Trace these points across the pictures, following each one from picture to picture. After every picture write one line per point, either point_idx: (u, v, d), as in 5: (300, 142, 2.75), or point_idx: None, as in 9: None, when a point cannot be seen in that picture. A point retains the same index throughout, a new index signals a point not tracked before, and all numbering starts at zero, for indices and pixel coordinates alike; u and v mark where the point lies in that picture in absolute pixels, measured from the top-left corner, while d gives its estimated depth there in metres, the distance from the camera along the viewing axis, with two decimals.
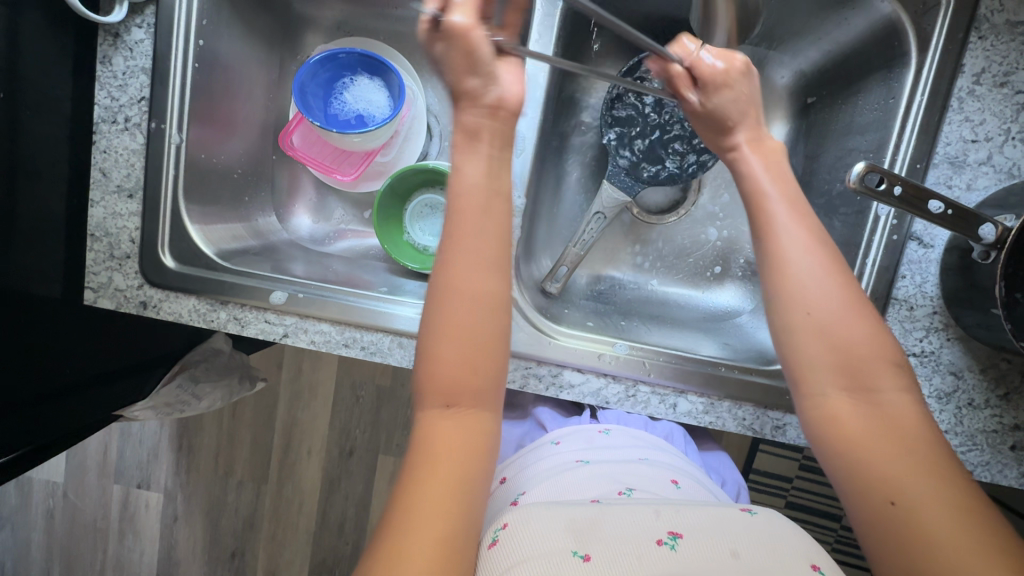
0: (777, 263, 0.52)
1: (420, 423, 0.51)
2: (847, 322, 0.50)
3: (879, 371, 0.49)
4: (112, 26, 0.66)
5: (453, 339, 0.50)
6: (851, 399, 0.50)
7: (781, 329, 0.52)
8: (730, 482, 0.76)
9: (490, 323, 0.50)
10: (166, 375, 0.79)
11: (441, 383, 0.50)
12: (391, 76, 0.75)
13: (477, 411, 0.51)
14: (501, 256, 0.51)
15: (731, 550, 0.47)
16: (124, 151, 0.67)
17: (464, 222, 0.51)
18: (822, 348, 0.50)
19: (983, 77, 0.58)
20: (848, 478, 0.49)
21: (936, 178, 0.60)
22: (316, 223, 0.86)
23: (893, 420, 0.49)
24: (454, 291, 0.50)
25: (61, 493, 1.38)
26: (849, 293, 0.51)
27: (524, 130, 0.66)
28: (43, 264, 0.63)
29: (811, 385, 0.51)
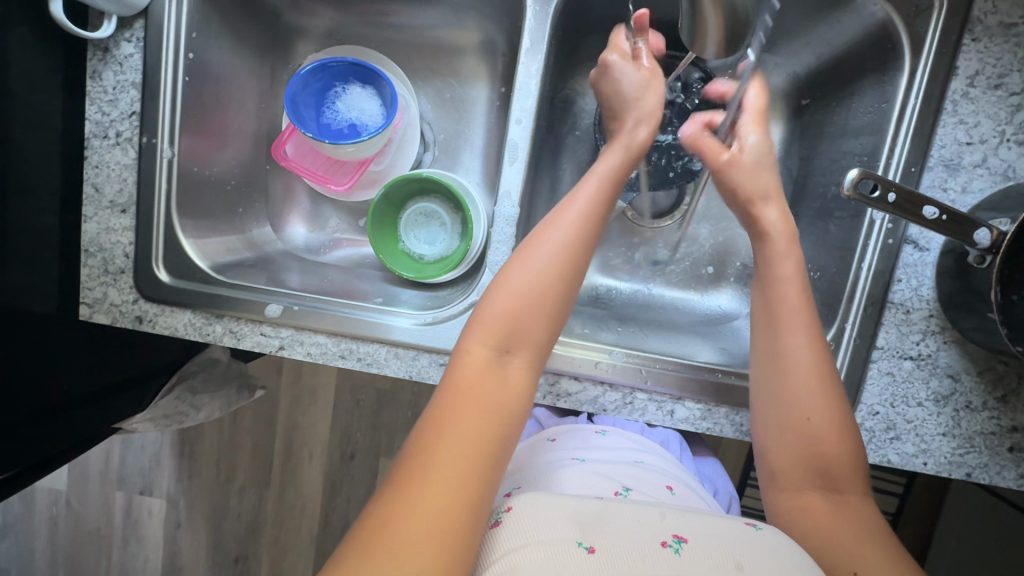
0: (775, 370, 0.57)
1: (462, 359, 0.53)
2: (833, 430, 0.54)
3: (846, 475, 0.53)
4: (101, 41, 0.65)
5: (523, 288, 0.55)
6: (823, 496, 0.54)
7: (769, 424, 0.57)
8: (722, 491, 0.76)
9: (567, 293, 0.56)
10: (163, 387, 0.79)
11: (496, 324, 0.54)
12: (383, 85, 0.74)
13: (525, 368, 0.54)
14: (600, 225, 0.59)
15: (736, 561, 0.46)
16: (116, 166, 0.67)
17: (579, 197, 0.59)
18: (800, 450, 0.55)
19: (977, 79, 0.58)
20: (817, 560, 0.51)
21: (931, 181, 0.60)
22: (311, 232, 0.85)
23: (861, 518, 0.52)
24: (531, 257, 0.56)
25: (63, 501, 1.38)
26: (833, 400, 0.55)
27: (516, 138, 0.65)
28: (37, 280, 0.62)
29: (786, 479, 0.55)
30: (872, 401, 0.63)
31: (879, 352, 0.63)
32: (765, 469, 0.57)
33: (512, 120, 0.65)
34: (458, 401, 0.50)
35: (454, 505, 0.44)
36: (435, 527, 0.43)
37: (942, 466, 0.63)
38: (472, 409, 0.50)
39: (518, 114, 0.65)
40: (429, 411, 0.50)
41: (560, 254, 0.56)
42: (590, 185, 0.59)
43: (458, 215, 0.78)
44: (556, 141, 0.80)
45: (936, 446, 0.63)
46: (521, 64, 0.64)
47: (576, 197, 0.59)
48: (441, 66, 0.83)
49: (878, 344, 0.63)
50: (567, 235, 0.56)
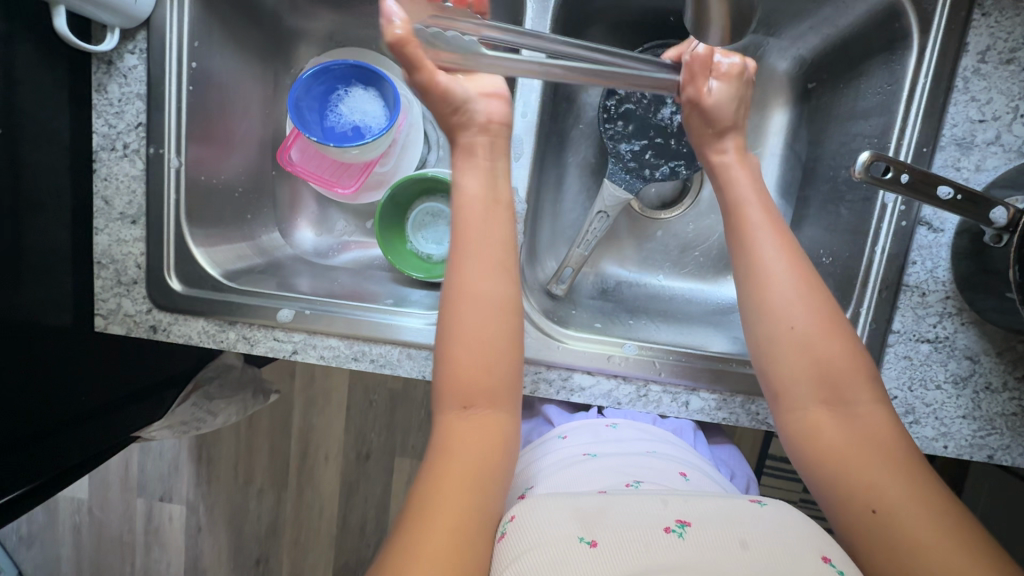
0: (769, 315, 0.55)
1: (442, 426, 0.55)
2: (825, 336, 0.53)
3: (853, 383, 0.52)
4: (104, 54, 0.66)
5: (463, 328, 0.56)
6: (829, 412, 0.52)
7: (763, 342, 0.55)
8: (739, 474, 0.75)
9: (499, 315, 0.56)
10: (179, 395, 0.79)
11: (454, 379, 0.55)
12: (385, 85, 0.74)
13: (491, 410, 0.55)
14: (503, 245, 0.58)
15: (741, 541, 0.46)
16: (124, 178, 0.67)
17: (468, 236, 0.58)
18: (799, 360, 0.53)
19: (988, 55, 0.57)
20: (835, 498, 0.50)
21: (944, 161, 0.59)
22: (320, 236, 0.86)
23: (870, 429, 0.51)
24: (454, 303, 0.57)
25: (87, 509, 1.40)
26: (829, 330, 0.53)
27: (522, 133, 0.65)
28: (53, 295, 0.63)
29: (790, 399, 0.54)
30: (889, 384, 0.63)
31: (895, 336, 0.62)
32: (768, 394, 0.56)
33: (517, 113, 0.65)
34: (443, 460, 0.52)
35: (453, 552, 0.46)
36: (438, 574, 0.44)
37: (963, 448, 0.62)
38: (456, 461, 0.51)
39: (522, 108, 0.64)
40: (421, 475, 0.52)
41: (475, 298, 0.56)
42: (473, 216, 0.58)
43: None
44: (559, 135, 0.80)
45: (955, 428, 0.62)
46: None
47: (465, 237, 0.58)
48: None
49: (893, 328, 0.62)
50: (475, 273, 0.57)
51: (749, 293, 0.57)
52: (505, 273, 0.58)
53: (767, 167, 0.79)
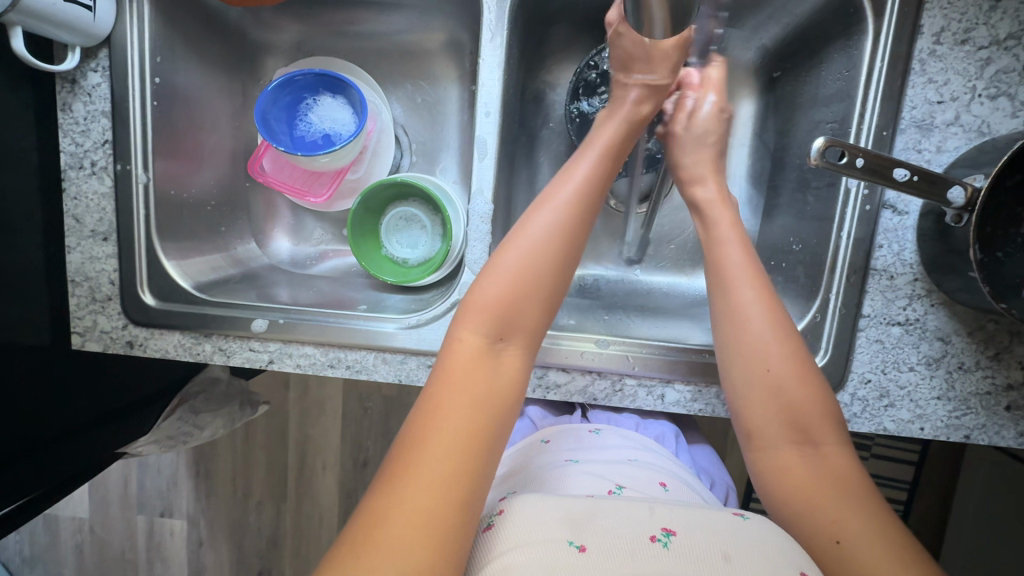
0: (747, 351, 0.56)
1: (457, 343, 0.52)
2: (800, 382, 0.54)
3: (821, 426, 0.53)
4: (67, 73, 0.66)
5: (514, 270, 0.54)
6: (799, 451, 0.53)
7: (737, 383, 0.56)
8: (719, 483, 0.73)
9: (559, 273, 0.55)
10: (166, 409, 0.79)
11: (487, 312, 0.53)
12: (351, 92, 0.74)
13: (522, 350, 0.54)
14: (592, 205, 0.57)
15: (723, 551, 0.45)
16: (94, 196, 0.68)
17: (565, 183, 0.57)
18: (771, 404, 0.54)
19: (943, 36, 0.57)
20: (799, 530, 0.50)
21: (905, 143, 0.59)
22: (297, 245, 0.86)
23: (836, 468, 0.51)
24: (521, 243, 0.54)
25: (87, 528, 1.41)
26: (804, 376, 0.54)
27: (484, 133, 0.65)
28: (28, 316, 0.63)
29: (762, 437, 0.55)
30: (862, 369, 0.63)
31: (866, 321, 0.62)
32: (740, 431, 0.57)
33: (480, 112, 0.64)
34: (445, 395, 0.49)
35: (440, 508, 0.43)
36: (434, 497, 0.44)
37: (940, 429, 0.62)
38: (468, 391, 0.49)
39: (485, 105, 0.64)
40: (431, 387, 0.50)
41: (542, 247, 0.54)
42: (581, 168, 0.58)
43: (438, 217, 0.78)
44: (529, 134, 0.80)
45: (931, 410, 0.62)
46: (483, 42, 0.63)
47: (563, 182, 0.57)
48: (411, 69, 0.83)
49: (863, 312, 0.62)
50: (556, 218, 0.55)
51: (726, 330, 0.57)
52: (583, 233, 0.56)
53: (739, 157, 0.79)
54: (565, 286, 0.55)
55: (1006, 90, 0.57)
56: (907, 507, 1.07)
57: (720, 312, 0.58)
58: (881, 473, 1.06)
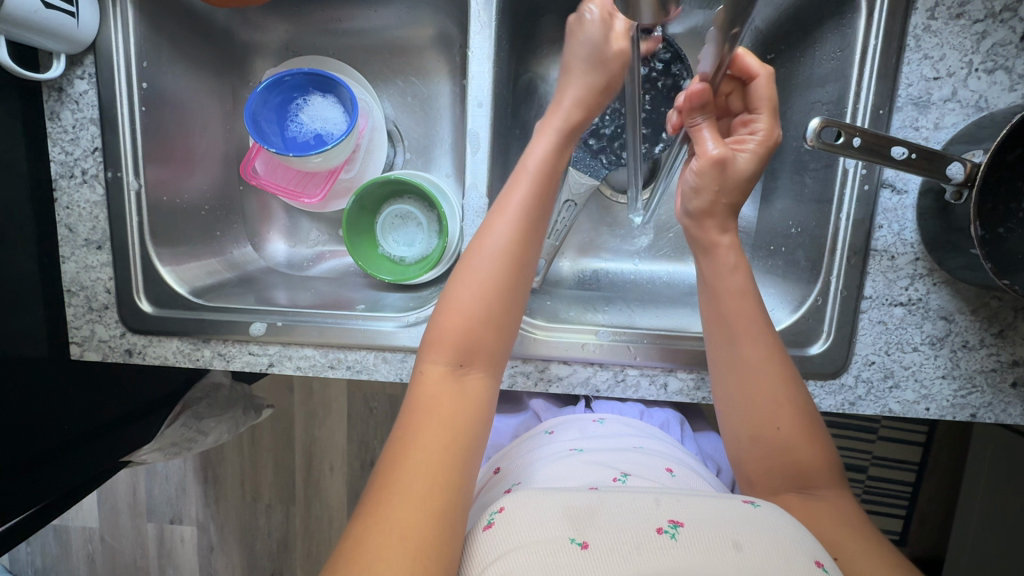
0: (753, 413, 0.56)
1: (424, 376, 0.53)
2: (801, 437, 0.54)
3: (820, 473, 0.54)
4: (54, 81, 0.65)
5: (468, 299, 0.55)
6: (795, 490, 0.53)
7: (728, 429, 0.58)
8: (726, 469, 0.73)
9: (515, 289, 0.56)
10: (168, 417, 0.78)
11: (450, 340, 0.54)
12: (342, 90, 0.74)
13: (485, 374, 0.54)
14: (536, 223, 0.58)
15: (733, 542, 0.45)
16: (86, 205, 0.67)
17: (508, 198, 0.58)
18: (764, 450, 0.55)
19: (937, 11, 0.56)
20: None
21: (902, 122, 0.58)
22: (293, 247, 0.85)
23: (834, 501, 0.52)
24: (472, 267, 0.56)
25: (98, 537, 1.41)
26: (806, 429, 0.55)
27: (476, 127, 0.64)
28: (26, 327, 0.63)
29: (764, 484, 0.55)
30: (865, 350, 0.62)
31: (868, 302, 0.62)
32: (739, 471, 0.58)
33: (472, 103, 0.64)
34: (419, 426, 0.50)
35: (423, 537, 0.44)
36: (409, 524, 0.44)
37: (945, 409, 0.62)
38: (435, 417, 0.50)
39: (478, 96, 0.63)
40: (399, 423, 0.51)
41: (497, 262, 0.55)
42: (523, 181, 0.58)
43: (434, 213, 0.77)
44: (522, 126, 0.79)
45: (936, 389, 0.62)
46: (472, 34, 0.63)
47: (506, 202, 0.58)
48: (401, 65, 0.83)
49: (865, 294, 0.62)
50: (503, 243, 0.56)
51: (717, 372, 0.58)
52: (531, 246, 0.57)
53: None
54: (522, 299, 0.57)
55: (1003, 63, 0.56)
56: (916, 488, 1.06)
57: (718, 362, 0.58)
58: (889, 455, 1.05)
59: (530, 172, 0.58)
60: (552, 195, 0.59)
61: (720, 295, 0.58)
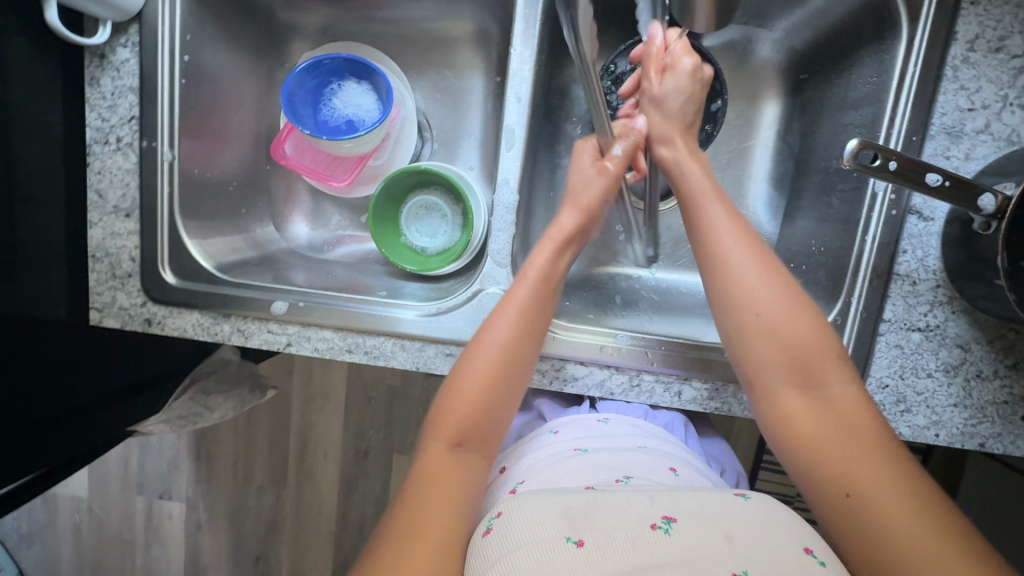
0: (739, 309, 0.56)
1: (425, 458, 0.55)
2: (791, 317, 0.54)
3: (821, 363, 0.53)
4: (97, 47, 0.66)
5: (471, 387, 0.56)
6: (802, 396, 0.53)
7: (723, 322, 0.57)
8: (729, 469, 0.74)
9: (517, 383, 0.58)
10: (179, 389, 0.78)
11: (452, 422, 0.55)
12: (378, 78, 0.74)
13: (480, 455, 0.56)
14: (539, 323, 0.60)
15: (725, 534, 0.45)
16: (117, 171, 0.68)
17: (513, 298, 0.59)
18: (768, 346, 0.54)
19: (977, 44, 0.57)
20: (810, 479, 0.51)
21: (933, 150, 0.59)
22: (314, 230, 0.86)
23: (842, 407, 0.52)
24: (476, 359, 0.57)
25: (86, 507, 1.41)
26: (795, 321, 0.54)
27: (513, 123, 0.64)
28: (49, 289, 0.63)
29: (762, 387, 0.55)
30: (880, 373, 0.63)
31: (886, 325, 0.62)
32: (740, 377, 0.57)
33: (512, 97, 0.64)
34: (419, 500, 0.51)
35: None
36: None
37: (954, 436, 0.63)
38: (436, 495, 0.52)
39: (516, 91, 0.64)
40: (399, 501, 0.52)
41: (500, 357, 0.57)
42: (526, 285, 0.60)
43: (459, 206, 0.78)
44: (553, 127, 0.80)
45: (947, 416, 0.62)
46: (516, 32, 0.63)
47: (509, 301, 0.60)
48: (436, 58, 0.83)
49: (884, 317, 0.62)
50: (505, 336, 0.58)
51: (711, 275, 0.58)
52: (533, 341, 0.59)
53: (761, 159, 0.80)
54: (522, 390, 0.59)
55: None
56: None
57: (707, 260, 0.58)
58: None
59: (532, 279, 0.60)
60: (552, 299, 0.61)
61: (698, 207, 0.60)
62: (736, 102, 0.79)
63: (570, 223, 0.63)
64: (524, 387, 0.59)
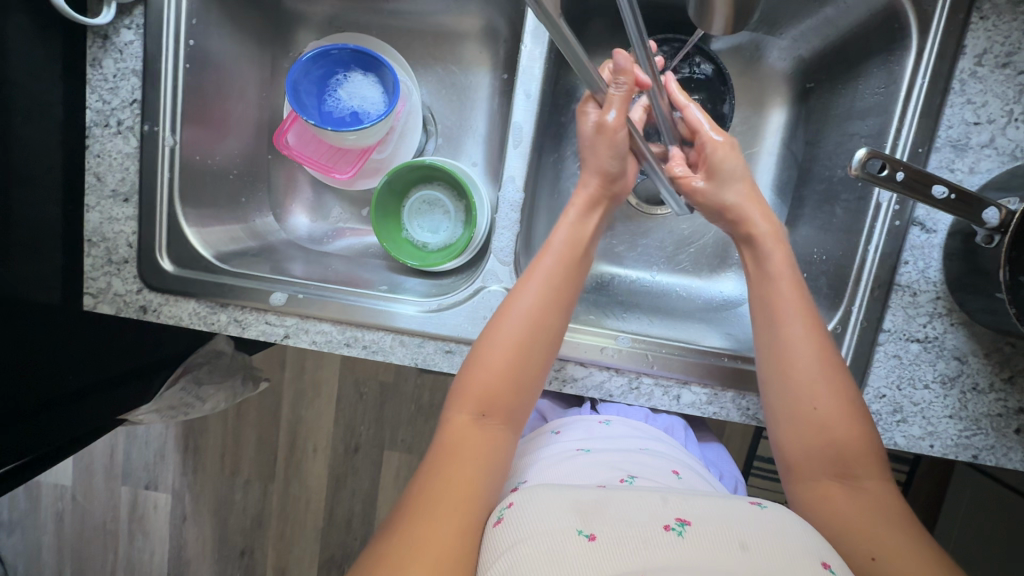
0: (791, 391, 0.57)
1: (450, 425, 0.57)
2: (843, 419, 0.55)
3: (865, 462, 0.54)
4: (100, 28, 0.65)
5: (497, 355, 0.58)
6: (839, 483, 0.54)
7: (773, 411, 0.58)
8: (728, 475, 0.74)
9: (542, 351, 0.59)
10: (168, 379, 0.76)
11: (477, 391, 0.57)
12: (385, 71, 0.74)
13: (504, 425, 0.57)
14: (565, 291, 0.61)
15: (741, 542, 0.45)
16: (117, 155, 0.67)
17: (539, 267, 0.61)
18: (816, 440, 0.55)
19: (985, 58, 0.57)
20: (838, 555, 0.51)
21: (938, 162, 0.59)
22: (314, 222, 0.85)
23: (880, 501, 0.52)
24: (502, 328, 0.59)
25: (70, 496, 1.39)
26: (846, 409, 0.55)
27: (520, 120, 0.64)
28: (42, 272, 0.62)
29: (804, 471, 0.56)
30: (878, 383, 0.63)
31: (885, 335, 0.63)
32: (780, 460, 0.58)
33: (520, 94, 0.64)
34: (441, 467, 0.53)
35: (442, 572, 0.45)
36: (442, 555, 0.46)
37: (949, 448, 0.63)
38: (459, 461, 0.53)
39: (525, 88, 0.64)
40: (425, 465, 0.54)
41: (526, 327, 0.58)
42: (552, 254, 0.62)
43: (462, 203, 0.78)
44: (559, 127, 0.80)
45: (942, 428, 0.63)
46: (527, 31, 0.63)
47: (535, 270, 0.61)
48: (443, 53, 0.83)
49: (884, 327, 0.63)
50: (531, 302, 0.59)
51: (766, 364, 0.59)
52: (559, 311, 0.60)
53: (764, 166, 0.80)
54: (548, 357, 0.60)
55: None
56: None
57: (763, 352, 0.59)
58: None
59: (558, 247, 0.62)
60: (579, 268, 0.63)
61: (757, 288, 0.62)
62: (742, 109, 0.80)
63: (595, 183, 0.65)
64: (551, 353, 0.60)
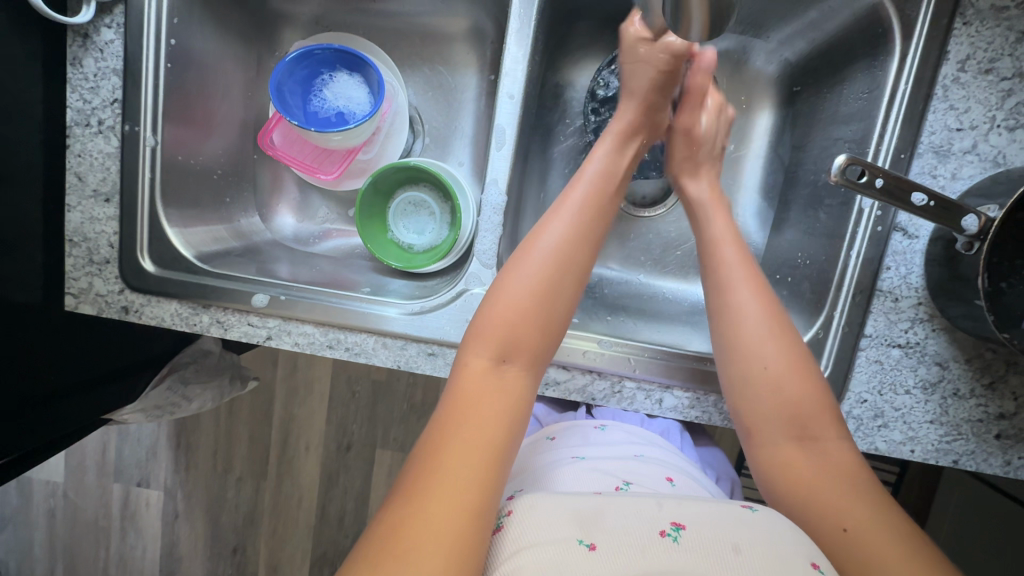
0: (742, 353, 0.56)
1: (465, 369, 0.54)
2: (796, 376, 0.55)
3: (821, 421, 0.54)
4: (81, 27, 0.64)
5: (519, 291, 0.56)
6: (800, 446, 0.54)
7: (728, 371, 0.57)
8: (724, 477, 0.75)
9: (567, 288, 0.57)
10: (154, 378, 0.77)
11: (495, 334, 0.55)
12: (370, 71, 0.73)
13: (525, 371, 0.55)
14: (593, 226, 0.60)
15: (733, 545, 0.45)
16: (98, 155, 0.66)
17: (566, 202, 0.60)
18: (771, 398, 0.55)
19: (968, 64, 0.57)
20: (803, 521, 0.51)
21: (921, 168, 0.59)
22: (301, 222, 0.85)
23: (838, 458, 0.53)
24: (526, 262, 0.57)
25: (61, 493, 1.39)
26: (797, 365, 0.55)
27: (504, 123, 0.64)
28: (24, 272, 0.62)
29: (761, 436, 0.56)
30: (859, 388, 0.63)
31: (867, 341, 0.63)
32: (739, 426, 0.58)
33: (503, 93, 0.64)
34: (456, 423, 0.51)
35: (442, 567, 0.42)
36: (440, 535, 0.44)
37: (929, 453, 0.63)
38: (474, 413, 0.51)
39: (509, 87, 0.63)
40: (437, 418, 0.52)
41: (552, 261, 0.57)
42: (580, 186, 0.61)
43: (447, 204, 0.77)
44: (545, 129, 0.79)
45: (923, 433, 0.63)
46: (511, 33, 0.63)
47: (564, 204, 0.60)
48: (430, 53, 0.82)
49: (866, 332, 0.63)
50: (555, 242, 0.58)
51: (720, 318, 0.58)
52: (586, 249, 0.59)
53: (752, 168, 0.80)
54: (573, 295, 0.58)
55: None
56: None
57: (715, 304, 0.59)
58: None
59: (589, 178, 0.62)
60: (605, 201, 0.62)
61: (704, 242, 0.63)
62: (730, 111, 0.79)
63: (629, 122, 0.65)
64: (575, 291, 0.58)
